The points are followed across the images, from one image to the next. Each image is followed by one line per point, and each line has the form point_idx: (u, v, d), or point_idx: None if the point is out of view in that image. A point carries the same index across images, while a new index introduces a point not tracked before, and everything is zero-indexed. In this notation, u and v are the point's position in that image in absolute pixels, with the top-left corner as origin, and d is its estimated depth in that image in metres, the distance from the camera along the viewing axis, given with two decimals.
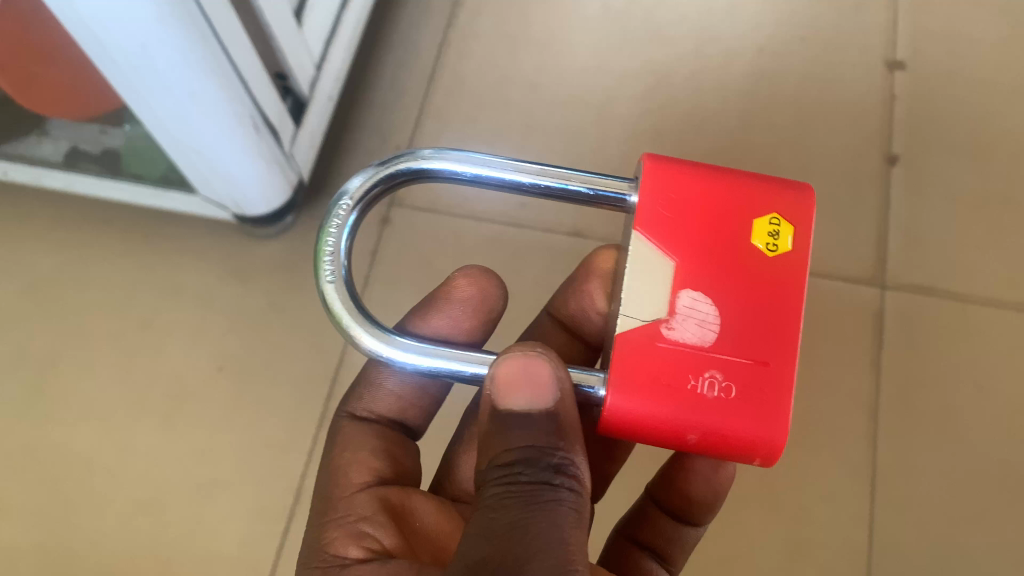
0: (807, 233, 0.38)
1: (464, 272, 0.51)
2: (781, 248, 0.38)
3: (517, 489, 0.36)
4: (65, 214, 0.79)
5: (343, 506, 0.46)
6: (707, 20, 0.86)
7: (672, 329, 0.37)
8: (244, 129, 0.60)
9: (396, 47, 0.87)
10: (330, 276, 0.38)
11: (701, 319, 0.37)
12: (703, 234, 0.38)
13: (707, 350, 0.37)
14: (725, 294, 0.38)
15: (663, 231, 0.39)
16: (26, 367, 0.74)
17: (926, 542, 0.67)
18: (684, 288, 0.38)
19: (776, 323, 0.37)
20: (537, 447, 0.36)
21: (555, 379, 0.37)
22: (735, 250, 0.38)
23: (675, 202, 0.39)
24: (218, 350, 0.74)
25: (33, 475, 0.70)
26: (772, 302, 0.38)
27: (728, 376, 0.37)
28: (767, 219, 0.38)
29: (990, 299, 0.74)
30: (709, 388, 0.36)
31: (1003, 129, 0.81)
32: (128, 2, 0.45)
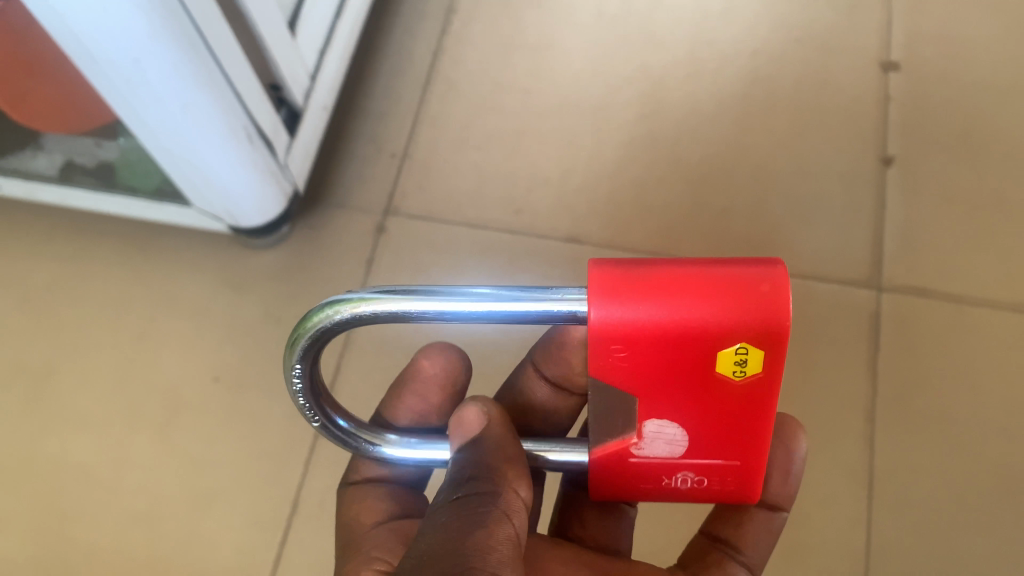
0: (775, 359, 0.35)
1: (427, 349, 0.51)
2: (748, 373, 0.36)
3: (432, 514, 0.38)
4: (67, 230, 0.80)
5: (359, 543, 0.47)
6: (701, 24, 0.87)
7: (641, 449, 0.40)
8: (237, 140, 0.60)
9: (391, 55, 0.87)
10: (315, 420, 0.41)
11: (670, 439, 0.39)
12: (667, 369, 0.37)
13: (676, 460, 0.40)
14: (692, 417, 0.38)
15: (625, 368, 0.37)
16: (23, 380, 0.75)
17: (925, 545, 0.66)
18: (652, 419, 0.39)
19: (741, 427, 0.39)
20: (455, 477, 0.39)
21: (482, 418, 0.42)
22: (700, 379, 0.37)
23: (635, 340, 0.36)
24: (215, 361, 0.74)
25: (30, 486, 0.71)
26: (739, 412, 0.38)
27: (698, 473, 0.40)
28: (731, 353, 0.35)
29: (987, 300, 0.74)
30: (682, 484, 0.41)
31: (999, 129, 0.80)
32: (117, 17, 0.46)
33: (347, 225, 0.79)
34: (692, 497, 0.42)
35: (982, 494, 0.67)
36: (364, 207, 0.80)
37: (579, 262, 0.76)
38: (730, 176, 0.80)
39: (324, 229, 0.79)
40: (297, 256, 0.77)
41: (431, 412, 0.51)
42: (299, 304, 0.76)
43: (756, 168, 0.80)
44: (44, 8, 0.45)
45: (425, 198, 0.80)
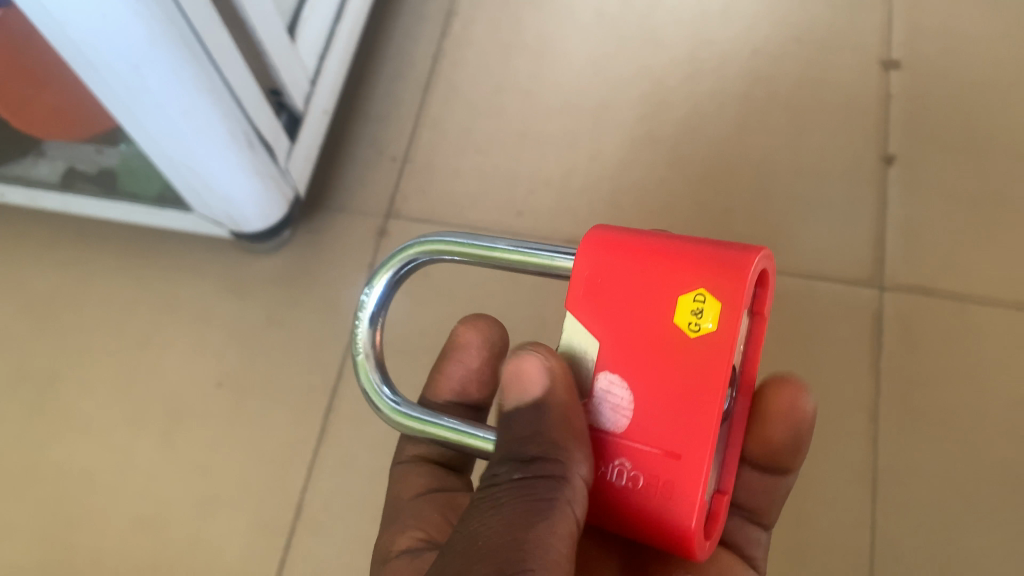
0: (730, 315, 0.34)
1: (464, 321, 0.54)
2: (703, 330, 0.35)
3: (495, 489, 0.37)
4: (71, 237, 0.81)
5: (399, 516, 0.49)
6: (701, 24, 0.87)
7: (588, 412, 0.37)
8: (236, 145, 0.60)
9: (392, 59, 0.88)
10: (360, 351, 0.42)
11: (615, 404, 0.36)
12: (627, 312, 0.36)
13: (619, 436, 0.36)
14: (642, 381, 0.36)
15: (591, 309, 0.37)
16: (27, 387, 0.75)
17: (930, 545, 0.66)
18: (605, 370, 0.37)
19: (689, 407, 0.35)
20: (518, 448, 0.37)
21: (544, 375, 0.37)
22: (655, 332, 0.36)
23: (607, 274, 0.37)
24: (218, 366, 0.74)
25: (35, 493, 0.71)
26: (689, 387, 0.35)
27: (637, 466, 0.36)
28: (689, 298, 0.35)
29: (990, 298, 0.73)
30: (618, 475, 0.36)
31: (1002, 125, 0.80)
32: (117, 24, 0.46)
33: (349, 228, 0.79)
34: (629, 507, 0.36)
35: (988, 493, 0.67)
36: (365, 210, 0.80)
37: None
38: (731, 176, 0.80)
39: (325, 233, 0.79)
40: (298, 261, 0.78)
41: (475, 380, 0.53)
42: (301, 308, 0.76)
43: (757, 168, 0.80)
44: (41, 14, 0.45)
45: (426, 201, 0.80)
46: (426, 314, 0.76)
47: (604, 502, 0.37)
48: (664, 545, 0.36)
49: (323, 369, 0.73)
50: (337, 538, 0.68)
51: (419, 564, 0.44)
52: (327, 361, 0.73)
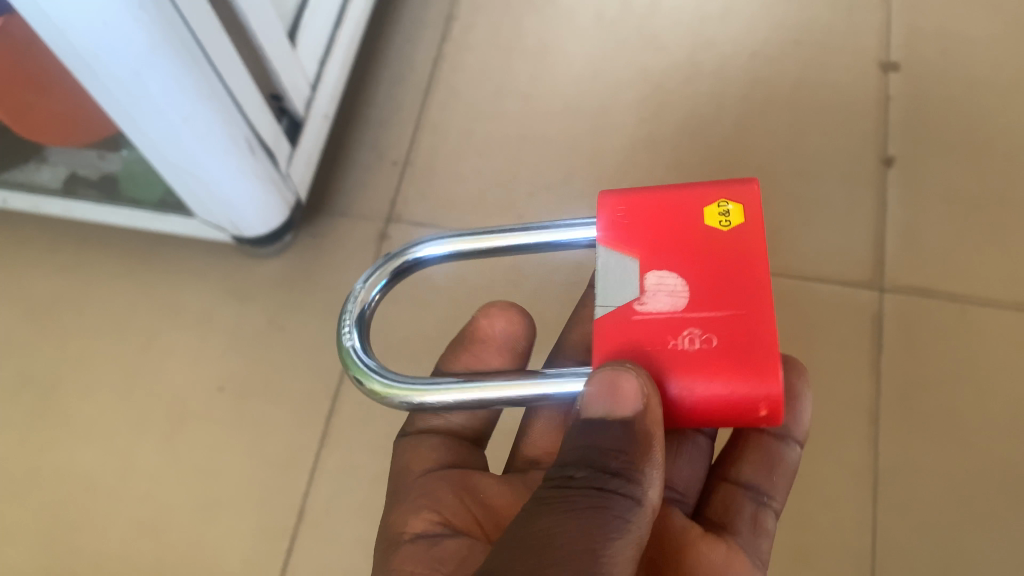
0: (756, 207, 0.39)
1: (483, 310, 0.53)
2: (734, 223, 0.38)
3: (567, 492, 0.36)
4: (72, 241, 0.81)
5: (409, 489, 0.48)
6: (700, 27, 0.87)
7: (644, 305, 0.38)
8: (237, 150, 0.61)
9: (392, 62, 0.88)
10: (348, 325, 0.40)
11: (671, 289, 0.38)
12: (662, 226, 0.39)
13: (680, 314, 0.37)
14: (690, 268, 0.38)
15: (624, 232, 0.40)
16: (29, 391, 0.75)
17: (931, 545, 0.66)
18: (652, 270, 0.38)
19: (744, 275, 0.37)
20: (598, 452, 0.36)
21: (640, 400, 0.35)
22: (694, 232, 0.39)
23: (633, 204, 0.40)
24: (220, 370, 0.75)
25: (37, 497, 0.71)
26: (741, 263, 0.37)
27: (706, 330, 0.36)
28: (715, 201, 0.39)
29: (990, 300, 0.74)
30: (690, 342, 0.36)
31: (1000, 127, 0.80)
32: (118, 31, 0.46)
33: (350, 232, 0.79)
34: (706, 371, 0.36)
35: (988, 494, 0.67)
36: (366, 214, 0.80)
37: (581, 266, 0.77)
38: (731, 178, 0.80)
39: (326, 237, 0.79)
40: (299, 265, 0.78)
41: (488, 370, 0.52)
42: (303, 312, 0.76)
43: (756, 170, 0.80)
44: (42, 21, 0.45)
45: (427, 204, 0.81)
46: (427, 317, 0.76)
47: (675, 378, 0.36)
48: (748, 406, 0.35)
49: (325, 373, 0.74)
50: (339, 542, 0.68)
51: (437, 553, 0.43)
52: (329, 365, 0.74)
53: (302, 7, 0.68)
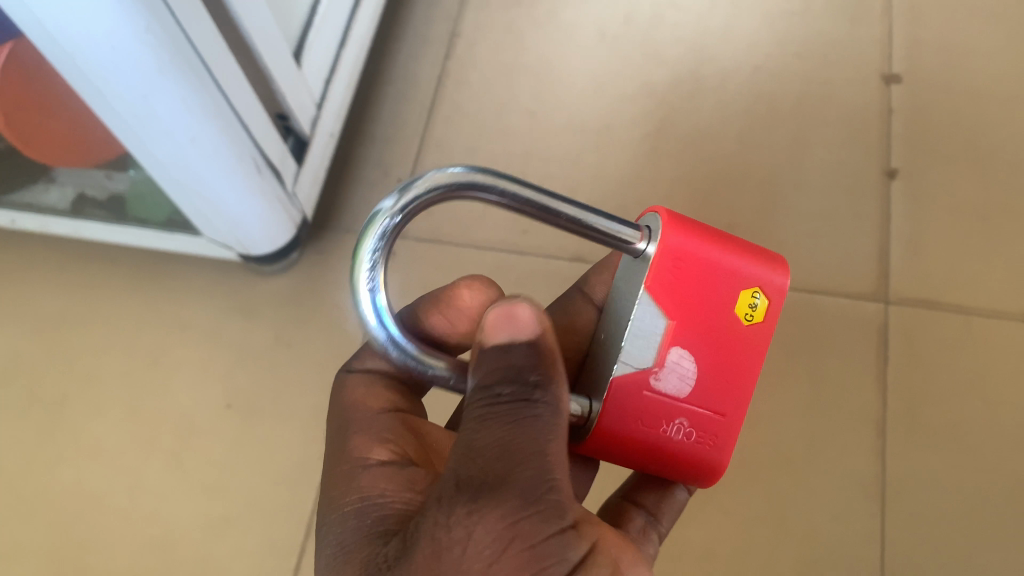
0: (776, 310, 0.43)
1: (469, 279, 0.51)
2: (754, 320, 0.43)
3: (501, 406, 0.36)
4: (78, 261, 0.82)
5: (365, 422, 0.45)
6: (702, 41, 0.87)
7: (658, 380, 0.41)
8: (244, 169, 0.61)
9: (396, 80, 0.89)
10: (366, 271, 0.37)
11: (683, 374, 0.42)
12: (700, 302, 0.42)
13: (680, 401, 0.42)
14: (703, 355, 0.42)
15: (667, 290, 0.42)
16: (37, 412, 0.75)
17: (939, 557, 0.66)
18: (674, 346, 0.42)
19: (737, 380, 0.42)
20: (515, 370, 0.37)
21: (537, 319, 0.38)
22: (720, 318, 0.42)
23: (687, 265, 0.42)
24: (227, 388, 0.75)
25: (45, 517, 0.71)
26: (740, 366, 0.43)
27: (692, 423, 0.42)
28: (747, 294, 0.42)
29: (995, 310, 0.74)
30: (677, 432, 0.42)
31: (1001, 138, 0.81)
32: (126, 56, 0.47)
33: None
34: (680, 457, 0.42)
35: (995, 507, 0.67)
36: None
37: None
38: (735, 192, 0.80)
39: (333, 253, 0.79)
40: (306, 283, 0.78)
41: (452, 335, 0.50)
42: (310, 328, 0.77)
43: (759, 183, 0.80)
44: (51, 48, 0.46)
45: (433, 221, 0.81)
46: None
47: (654, 454, 0.42)
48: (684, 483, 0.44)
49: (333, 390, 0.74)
50: None
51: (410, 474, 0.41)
52: None
53: (307, 27, 0.69)
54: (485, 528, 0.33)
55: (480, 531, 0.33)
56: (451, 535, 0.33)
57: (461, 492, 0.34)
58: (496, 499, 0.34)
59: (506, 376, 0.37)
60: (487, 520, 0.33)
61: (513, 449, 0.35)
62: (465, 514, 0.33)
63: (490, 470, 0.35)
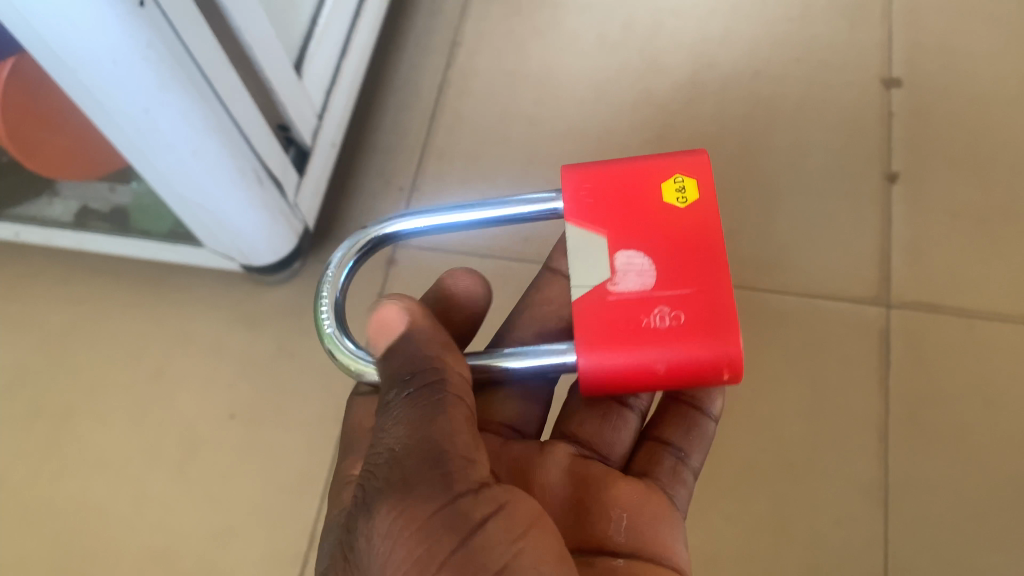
0: (707, 184, 0.46)
1: (463, 269, 0.53)
2: (690, 200, 0.46)
3: (396, 405, 0.42)
4: (83, 273, 0.82)
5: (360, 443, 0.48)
6: (701, 47, 0.88)
7: (617, 284, 0.45)
8: (246, 181, 0.62)
9: (397, 89, 0.89)
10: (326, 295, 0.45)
11: (640, 269, 0.45)
12: (629, 210, 0.46)
13: (651, 291, 0.44)
14: (656, 247, 0.45)
15: (591, 213, 0.46)
16: (42, 423, 0.76)
17: (942, 562, 0.66)
18: (622, 251, 0.45)
19: (701, 254, 0.45)
20: (406, 370, 0.42)
21: (405, 315, 0.43)
22: (656, 212, 0.46)
23: (597, 188, 0.47)
24: (231, 398, 0.75)
25: (51, 528, 0.71)
26: (700, 240, 0.45)
27: (673, 306, 0.43)
28: (669, 181, 0.46)
29: (996, 313, 0.74)
30: (661, 319, 0.43)
31: (1002, 140, 0.81)
32: (127, 70, 0.47)
33: None
34: (677, 341, 0.43)
35: (998, 510, 0.67)
36: None
37: None
38: (735, 196, 0.80)
39: None
40: (308, 291, 0.79)
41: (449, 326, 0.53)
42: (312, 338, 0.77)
43: (759, 188, 0.81)
44: (53, 61, 0.46)
45: None
46: None
47: (654, 348, 0.43)
48: (709, 376, 0.43)
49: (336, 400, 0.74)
50: None
51: None
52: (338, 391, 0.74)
53: (307, 39, 0.69)
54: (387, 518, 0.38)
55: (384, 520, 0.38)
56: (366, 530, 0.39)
57: (371, 494, 0.40)
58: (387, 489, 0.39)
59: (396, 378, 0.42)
60: (387, 513, 0.38)
61: (407, 451, 0.40)
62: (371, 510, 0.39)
63: (387, 474, 0.40)
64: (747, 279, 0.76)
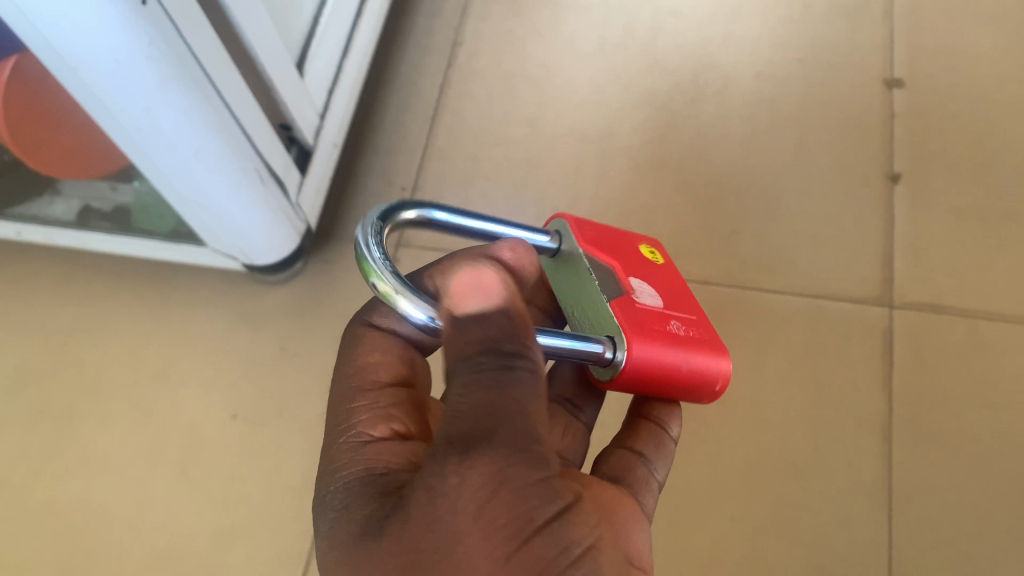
0: (668, 256, 0.52)
1: (518, 247, 0.42)
2: (661, 261, 0.51)
3: (482, 368, 0.34)
4: (85, 275, 0.82)
5: (368, 394, 0.43)
6: (703, 48, 0.88)
7: (639, 296, 0.45)
8: (249, 180, 0.62)
9: (399, 89, 0.89)
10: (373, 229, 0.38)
11: (651, 292, 0.46)
12: (626, 254, 0.49)
13: (664, 309, 0.45)
14: (655, 284, 0.48)
15: (598, 247, 0.48)
16: (44, 424, 0.75)
17: (948, 563, 0.65)
18: (632, 277, 0.47)
19: (686, 295, 0.48)
20: (500, 336, 0.35)
21: (507, 293, 0.37)
22: (645, 262, 0.49)
23: (597, 235, 0.49)
24: (233, 399, 0.75)
25: (52, 530, 0.71)
26: (680, 287, 0.49)
27: (684, 322, 0.45)
28: (645, 247, 0.51)
29: (1000, 314, 0.73)
30: (678, 329, 0.44)
31: (1004, 141, 0.81)
32: (128, 69, 0.47)
33: None
34: (698, 346, 0.44)
35: (1004, 510, 0.67)
36: None
37: None
38: (738, 197, 0.80)
39: (336, 262, 0.80)
40: (312, 292, 0.79)
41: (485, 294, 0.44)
42: (314, 338, 0.77)
43: (761, 189, 0.80)
44: (54, 60, 0.46)
45: None
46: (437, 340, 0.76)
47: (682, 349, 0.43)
48: (713, 385, 0.44)
49: None
50: None
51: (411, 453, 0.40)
52: None
53: (309, 38, 0.69)
54: (481, 484, 0.33)
55: (477, 487, 0.33)
56: (446, 490, 0.33)
57: (455, 448, 0.33)
58: (486, 452, 0.33)
59: (487, 340, 0.35)
60: (482, 481, 0.33)
61: (503, 410, 0.34)
62: (459, 465, 0.33)
63: (474, 426, 0.33)
64: (749, 280, 0.76)
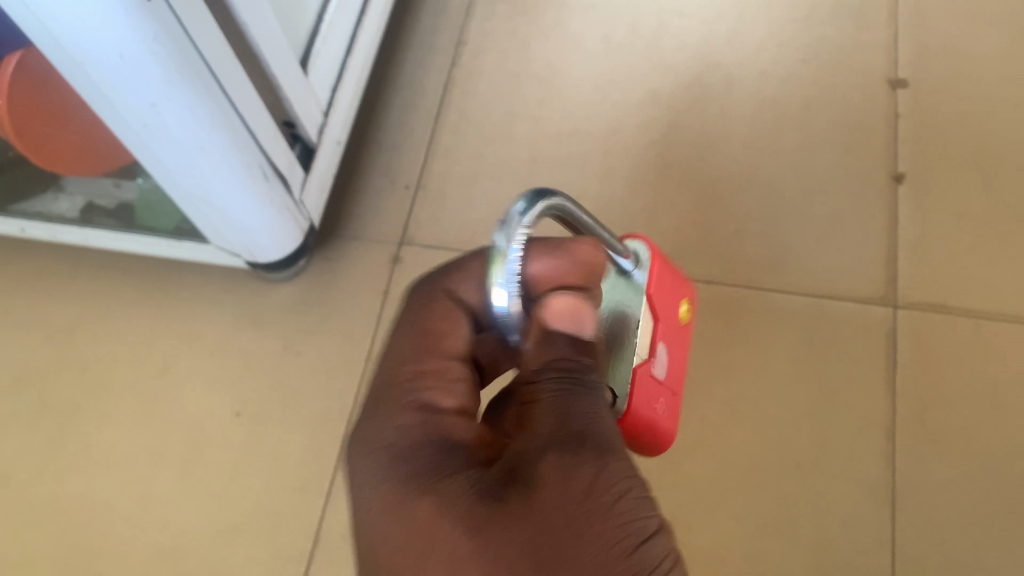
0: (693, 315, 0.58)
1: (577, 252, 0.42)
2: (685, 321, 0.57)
3: (580, 387, 0.36)
4: (88, 271, 0.82)
5: (434, 365, 0.39)
6: (706, 48, 0.88)
7: (654, 368, 0.50)
8: (253, 178, 0.62)
9: (403, 88, 0.89)
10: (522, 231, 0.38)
11: (661, 363, 0.51)
12: (666, 313, 0.54)
13: (659, 384, 0.51)
14: (667, 350, 0.53)
15: (655, 301, 0.52)
16: (47, 420, 0.75)
17: (951, 564, 0.65)
18: (657, 343, 0.51)
19: (676, 367, 0.54)
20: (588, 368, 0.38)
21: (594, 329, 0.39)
22: (673, 322, 0.55)
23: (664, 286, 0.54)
24: (236, 396, 0.75)
25: (56, 526, 0.71)
26: (678, 353, 0.55)
27: (666, 400, 0.51)
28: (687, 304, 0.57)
29: (1005, 314, 0.73)
30: (661, 408, 0.50)
31: (1009, 141, 0.80)
32: (134, 65, 0.47)
33: (363, 256, 0.80)
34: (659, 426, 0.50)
35: (1008, 509, 0.66)
36: (379, 239, 0.81)
37: None
38: (741, 197, 0.80)
39: (339, 260, 0.80)
40: (315, 289, 0.79)
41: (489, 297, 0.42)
42: (317, 335, 0.77)
43: (765, 189, 0.80)
44: (60, 56, 0.46)
45: (439, 228, 0.81)
46: None
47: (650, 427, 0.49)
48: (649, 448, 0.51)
49: (342, 398, 0.74)
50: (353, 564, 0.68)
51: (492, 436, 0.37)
52: (344, 389, 0.74)
53: (313, 36, 0.69)
54: (601, 478, 0.32)
55: (599, 479, 0.32)
56: (566, 472, 0.32)
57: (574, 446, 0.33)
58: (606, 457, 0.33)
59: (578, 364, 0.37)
60: (603, 475, 0.32)
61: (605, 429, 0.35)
62: (588, 460, 0.32)
63: (584, 433, 0.34)
64: (752, 280, 0.76)
